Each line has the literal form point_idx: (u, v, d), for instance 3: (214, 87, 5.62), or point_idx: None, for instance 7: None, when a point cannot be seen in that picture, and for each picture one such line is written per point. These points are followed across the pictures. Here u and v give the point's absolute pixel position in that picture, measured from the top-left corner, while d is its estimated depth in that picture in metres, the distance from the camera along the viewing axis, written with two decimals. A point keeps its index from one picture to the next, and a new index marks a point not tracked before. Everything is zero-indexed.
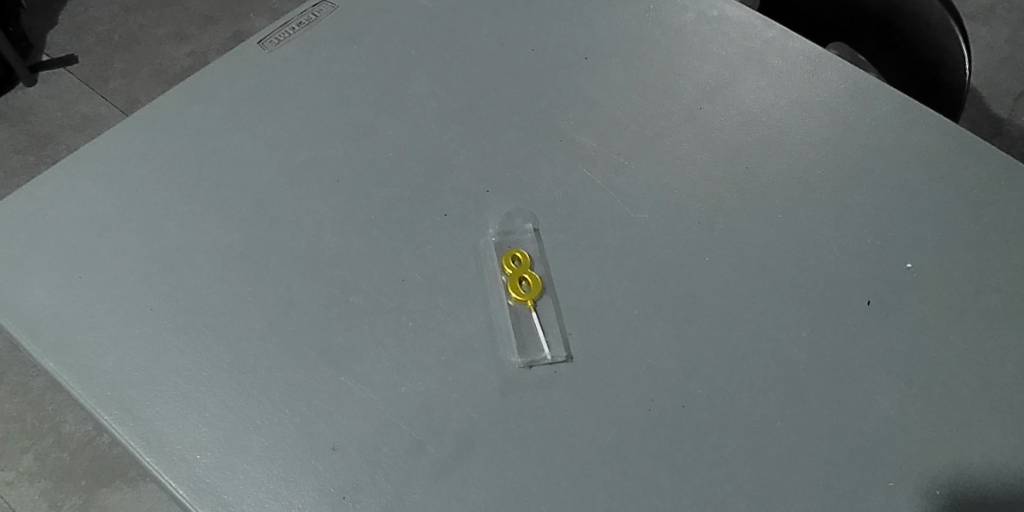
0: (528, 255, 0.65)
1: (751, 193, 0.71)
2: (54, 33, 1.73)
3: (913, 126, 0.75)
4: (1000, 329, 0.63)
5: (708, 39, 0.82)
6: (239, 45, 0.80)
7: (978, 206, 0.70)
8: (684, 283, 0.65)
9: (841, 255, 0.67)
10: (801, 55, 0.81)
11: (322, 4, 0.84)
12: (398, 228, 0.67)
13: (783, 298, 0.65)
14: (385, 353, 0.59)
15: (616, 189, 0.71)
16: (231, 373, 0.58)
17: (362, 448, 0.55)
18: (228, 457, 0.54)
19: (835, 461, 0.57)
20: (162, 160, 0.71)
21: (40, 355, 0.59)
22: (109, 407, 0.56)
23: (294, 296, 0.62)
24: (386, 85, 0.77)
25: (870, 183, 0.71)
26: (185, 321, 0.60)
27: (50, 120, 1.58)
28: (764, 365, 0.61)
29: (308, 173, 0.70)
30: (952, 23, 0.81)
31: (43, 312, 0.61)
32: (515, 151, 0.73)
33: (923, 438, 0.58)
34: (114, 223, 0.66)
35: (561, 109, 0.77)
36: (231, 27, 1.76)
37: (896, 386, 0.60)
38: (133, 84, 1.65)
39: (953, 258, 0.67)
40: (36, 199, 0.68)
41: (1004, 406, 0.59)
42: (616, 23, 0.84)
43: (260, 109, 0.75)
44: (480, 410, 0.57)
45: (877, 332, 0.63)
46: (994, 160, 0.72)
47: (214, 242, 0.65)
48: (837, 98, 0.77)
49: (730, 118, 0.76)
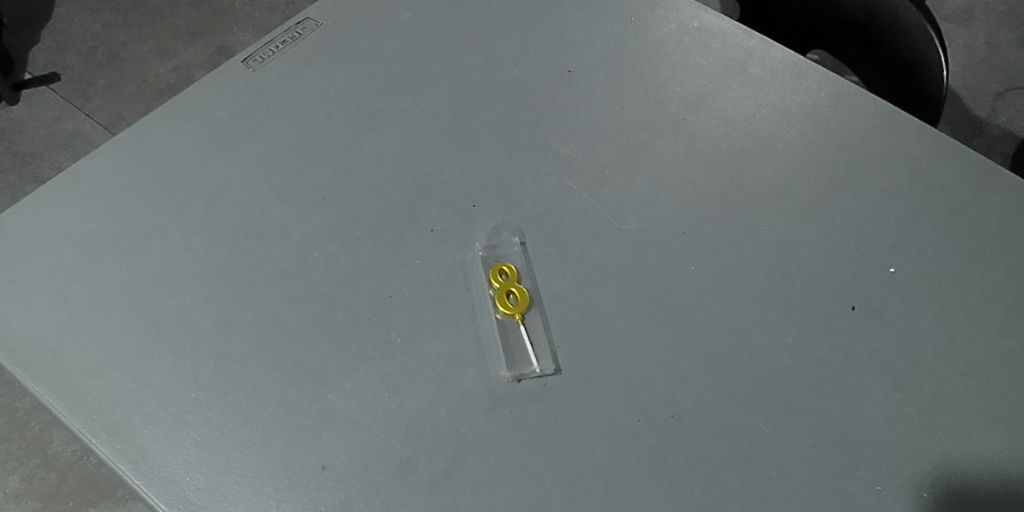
0: (515, 268, 0.65)
1: (735, 202, 0.72)
2: (35, 51, 1.72)
3: (892, 131, 0.76)
4: (981, 331, 0.64)
5: (690, 50, 0.83)
6: (224, 64, 0.80)
7: (957, 210, 0.71)
8: (670, 293, 0.66)
9: (824, 262, 0.68)
10: (781, 64, 0.82)
11: (306, 22, 0.85)
12: (385, 244, 0.67)
13: (769, 305, 0.65)
14: (374, 370, 0.59)
15: (601, 201, 0.71)
16: (219, 392, 0.58)
17: (353, 466, 0.55)
18: (217, 478, 0.54)
19: (823, 467, 0.57)
20: (147, 181, 0.71)
21: (26, 380, 0.59)
22: (97, 430, 0.56)
23: (282, 315, 0.62)
24: (371, 101, 0.78)
25: (852, 189, 0.72)
26: (173, 341, 0.60)
27: (33, 138, 1.57)
28: (751, 373, 0.61)
29: (294, 190, 0.70)
30: (928, 29, 0.82)
31: (28, 335, 0.61)
32: (500, 164, 0.73)
33: (908, 442, 0.58)
34: (99, 244, 0.66)
35: (546, 122, 0.77)
36: (215, 41, 1.76)
37: (881, 391, 0.61)
38: (116, 101, 1.64)
39: (933, 262, 0.68)
40: (18, 222, 0.68)
41: (986, 408, 0.60)
42: (598, 35, 0.85)
43: (244, 128, 0.75)
44: (471, 426, 0.57)
45: (861, 337, 0.63)
46: (971, 164, 0.74)
47: (201, 262, 0.65)
48: (817, 107, 0.78)
49: (713, 128, 0.77)
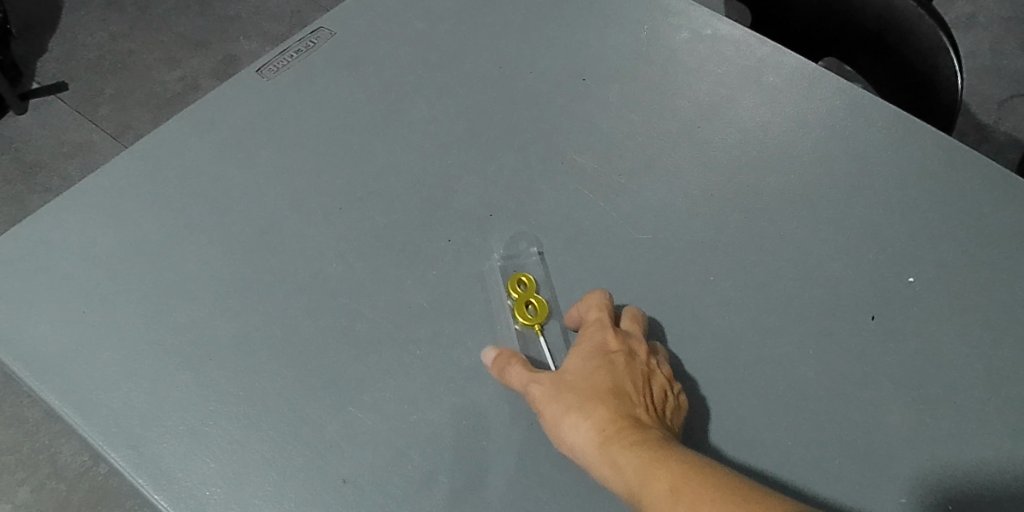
0: (533, 278, 0.65)
1: (752, 211, 0.71)
2: (43, 61, 1.73)
3: (909, 139, 0.76)
4: (1003, 340, 0.63)
5: (704, 58, 0.83)
6: (239, 74, 0.80)
7: (975, 218, 0.70)
8: (689, 303, 0.65)
9: (843, 271, 0.67)
10: (795, 72, 0.81)
11: (320, 31, 0.85)
12: (402, 255, 0.67)
13: (788, 315, 0.65)
14: (394, 382, 0.59)
15: (618, 210, 0.71)
16: (239, 405, 0.57)
17: (374, 480, 0.54)
18: (238, 492, 0.53)
19: (848, 479, 0.56)
20: (164, 192, 0.71)
21: (44, 393, 0.58)
22: (116, 444, 0.56)
23: (300, 326, 0.62)
24: (385, 110, 0.78)
25: (869, 198, 0.72)
26: (192, 353, 0.60)
27: (41, 147, 1.58)
28: (772, 383, 0.61)
29: (311, 201, 0.70)
30: (942, 37, 0.81)
31: (46, 348, 0.61)
32: (515, 173, 0.73)
33: (933, 452, 0.58)
34: (116, 256, 0.66)
35: (560, 131, 0.77)
36: (221, 49, 1.76)
37: (904, 401, 0.60)
38: (123, 110, 1.64)
39: (953, 271, 0.67)
40: (35, 233, 0.68)
41: (1011, 417, 0.59)
42: (611, 43, 0.85)
43: (259, 138, 0.75)
44: (493, 437, 0.57)
45: (882, 347, 0.63)
46: (989, 171, 0.73)
47: (218, 273, 0.65)
48: (832, 114, 0.78)
49: (728, 136, 0.77)
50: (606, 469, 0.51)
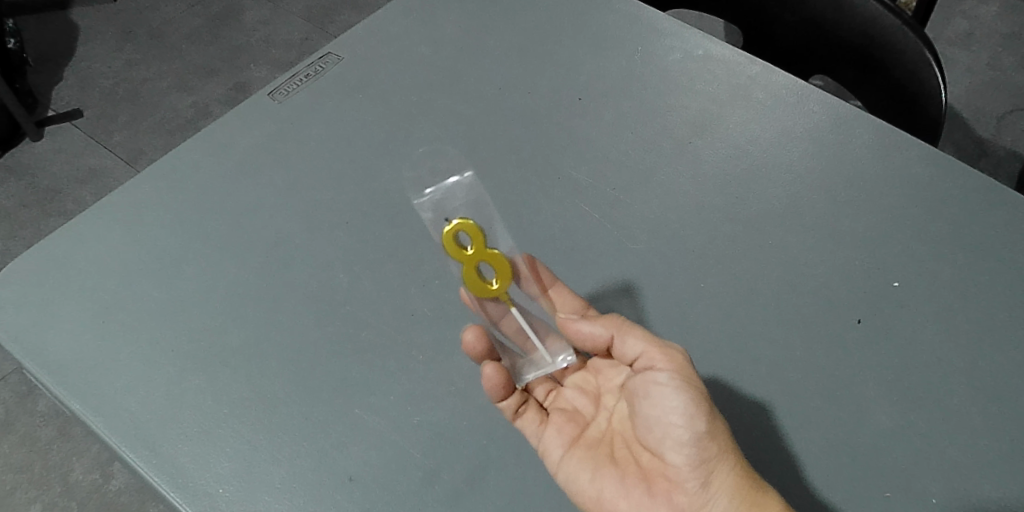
0: (478, 232, 0.61)
1: (742, 222, 0.74)
2: (59, 90, 1.79)
3: (894, 150, 0.78)
4: (990, 341, 0.65)
5: (695, 77, 0.86)
6: (252, 98, 0.85)
7: (960, 224, 0.72)
8: (682, 310, 0.68)
9: (831, 277, 0.70)
10: (783, 89, 0.85)
11: (328, 56, 0.89)
12: (405, 265, 0.69)
13: (778, 320, 0.67)
14: (397, 385, 0.61)
15: (612, 222, 0.74)
16: (250, 408, 0.60)
17: (378, 478, 0.57)
18: (250, 490, 0.56)
19: (834, 475, 0.59)
20: (180, 209, 0.74)
21: (65, 398, 0.61)
22: (134, 445, 0.58)
23: (308, 334, 0.65)
24: (390, 129, 0.81)
25: (856, 206, 0.74)
26: (205, 360, 0.63)
27: (56, 173, 1.63)
28: (761, 385, 0.64)
29: (319, 215, 0.73)
30: (926, 53, 0.83)
31: (68, 356, 0.64)
32: (515, 190, 0.77)
33: (919, 449, 0.59)
34: (134, 269, 0.70)
35: (557, 148, 0.80)
36: (233, 75, 1.82)
37: (890, 401, 0.62)
38: (136, 136, 1.70)
39: (939, 276, 0.69)
40: (60, 249, 0.72)
41: (997, 415, 0.60)
42: (607, 64, 0.88)
43: (270, 157, 0.79)
44: (493, 436, 0.59)
45: (869, 349, 0.65)
46: (973, 180, 0.75)
47: (231, 283, 0.68)
48: (820, 128, 0.81)
49: (718, 151, 0.80)
50: (745, 474, 0.52)
